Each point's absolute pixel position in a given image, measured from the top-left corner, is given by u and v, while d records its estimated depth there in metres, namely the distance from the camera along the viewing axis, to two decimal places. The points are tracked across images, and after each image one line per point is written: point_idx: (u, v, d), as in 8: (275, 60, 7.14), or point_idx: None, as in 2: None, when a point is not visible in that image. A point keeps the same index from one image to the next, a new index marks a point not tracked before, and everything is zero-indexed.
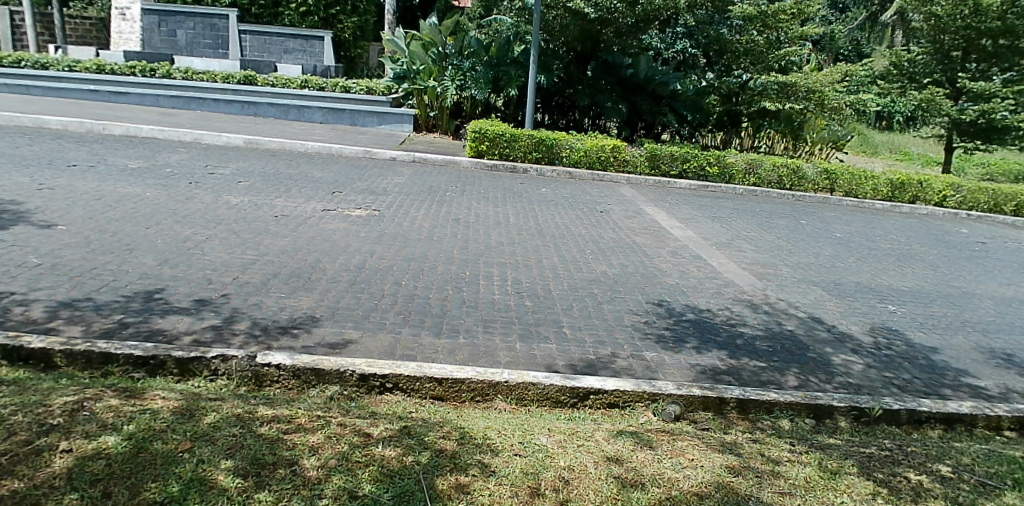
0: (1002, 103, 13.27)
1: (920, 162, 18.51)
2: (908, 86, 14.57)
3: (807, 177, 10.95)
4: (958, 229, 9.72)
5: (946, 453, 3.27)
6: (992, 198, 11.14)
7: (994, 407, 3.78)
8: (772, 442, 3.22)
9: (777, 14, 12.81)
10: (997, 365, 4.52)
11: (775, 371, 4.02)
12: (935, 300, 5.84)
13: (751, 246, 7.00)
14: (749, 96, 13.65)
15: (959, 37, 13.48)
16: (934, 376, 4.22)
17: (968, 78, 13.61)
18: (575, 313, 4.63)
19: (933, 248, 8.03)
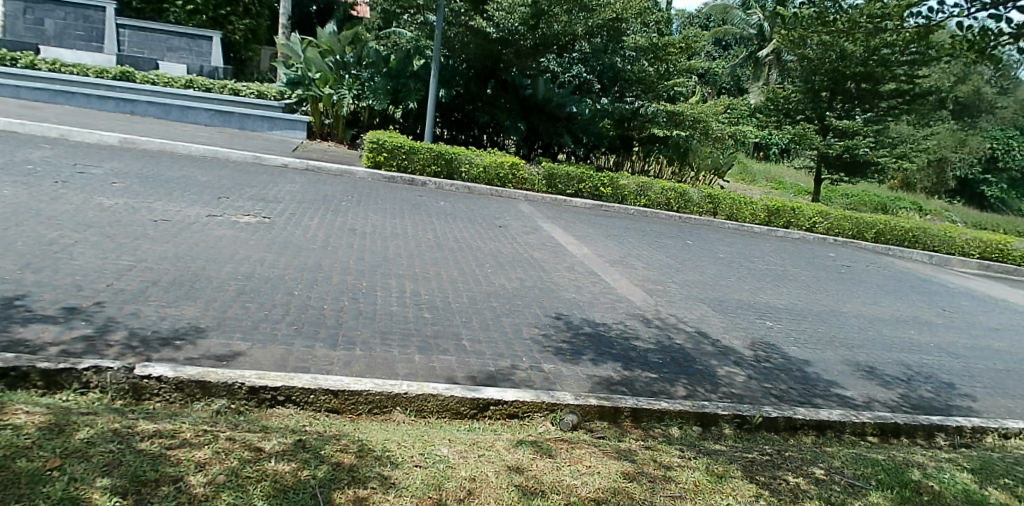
0: (863, 140, 14.80)
1: (792, 191, 20.20)
2: (784, 121, 15.94)
3: (692, 201, 11.71)
4: (825, 253, 10.77)
5: (818, 457, 3.57)
6: (854, 226, 12.37)
7: (859, 415, 4.14)
8: (663, 448, 3.38)
9: (667, 47, 13.88)
10: (861, 376, 4.98)
11: (667, 382, 4.21)
12: (807, 317, 6.37)
13: (642, 264, 7.36)
14: (641, 122, 14.46)
15: (828, 78, 14.96)
16: (807, 386, 4.58)
17: (834, 117, 15.09)
18: (474, 326, 4.65)
19: (803, 269, 8.79)
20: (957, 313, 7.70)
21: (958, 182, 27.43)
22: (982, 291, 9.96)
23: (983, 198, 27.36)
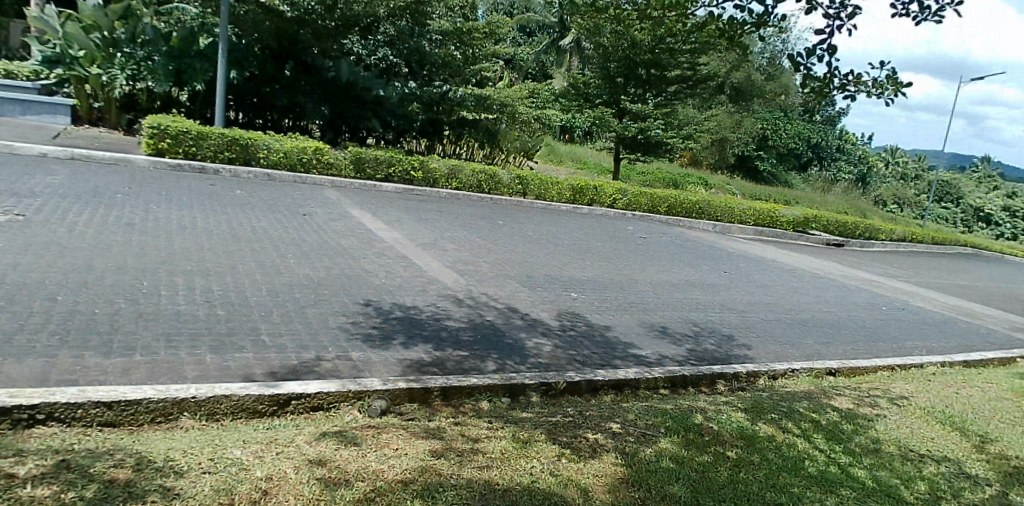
0: (654, 123, 16.18)
1: (596, 171, 21.74)
2: (584, 105, 16.98)
3: (502, 182, 12.14)
4: (625, 227, 11.75)
5: (615, 413, 3.88)
6: (650, 201, 13.62)
7: (652, 371, 4.54)
8: (472, 423, 3.48)
9: (472, 32, 14.28)
10: (655, 336, 5.49)
11: (477, 358, 4.33)
12: (607, 287, 6.88)
13: (453, 246, 7.48)
14: (449, 106, 14.65)
15: (621, 64, 16.09)
16: (608, 350, 4.95)
17: (628, 101, 16.30)
18: (274, 320, 4.43)
19: (605, 243, 9.49)
20: (733, 275, 8.69)
21: (737, 159, 31.19)
22: (755, 253, 11.44)
23: (758, 172, 31.76)
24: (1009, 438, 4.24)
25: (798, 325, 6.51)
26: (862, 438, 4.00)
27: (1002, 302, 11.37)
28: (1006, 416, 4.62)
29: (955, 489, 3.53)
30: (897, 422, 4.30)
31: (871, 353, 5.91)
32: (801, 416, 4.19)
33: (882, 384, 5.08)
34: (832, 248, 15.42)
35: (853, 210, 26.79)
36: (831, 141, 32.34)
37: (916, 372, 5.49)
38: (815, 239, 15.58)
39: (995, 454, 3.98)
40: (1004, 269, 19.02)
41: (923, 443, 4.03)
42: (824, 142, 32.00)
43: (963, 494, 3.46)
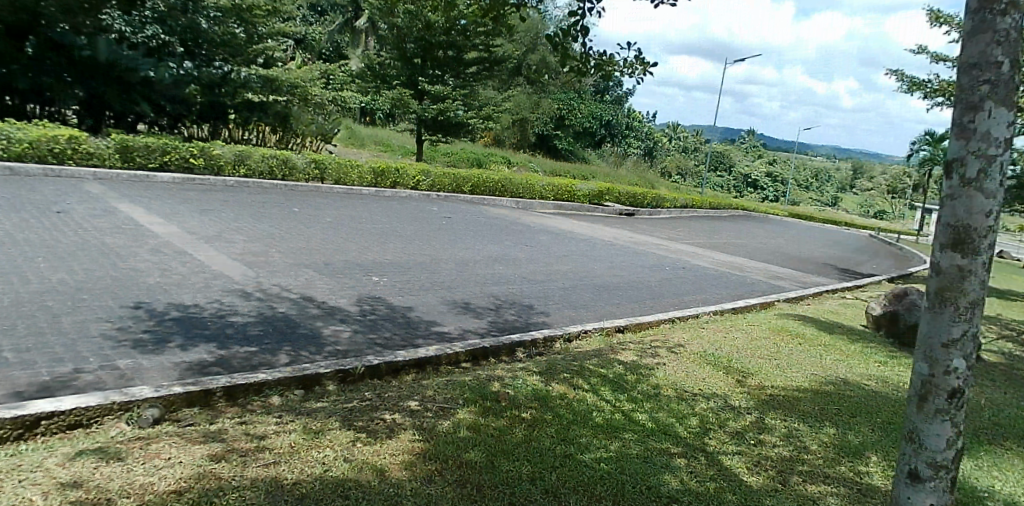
0: (453, 103, 17.81)
1: (399, 152, 22.39)
2: (382, 86, 17.81)
3: (297, 166, 12.07)
4: (429, 207, 12.23)
5: (415, 391, 3.96)
6: (454, 182, 14.59)
7: (453, 347, 4.69)
8: (259, 420, 3.38)
9: (252, 10, 14.06)
10: (457, 311, 5.68)
11: (267, 352, 4.18)
12: (409, 267, 6.98)
13: (241, 237, 7.18)
14: (232, 88, 14.08)
15: (417, 46, 17.28)
16: (410, 330, 5.03)
17: (427, 82, 17.50)
18: (14, 332, 3.93)
19: (408, 224, 9.73)
20: (532, 246, 9.31)
21: (536, 138, 32.05)
22: (557, 227, 12.31)
23: (556, 149, 32.86)
24: (763, 370, 4.96)
25: (591, 289, 7.13)
26: (645, 386, 4.44)
27: (764, 255, 13.31)
28: (761, 352, 5.41)
29: (722, 419, 4.03)
30: (674, 368, 4.84)
31: (656, 309, 6.61)
32: (591, 373, 4.56)
33: (662, 336, 5.68)
34: (623, 216, 17.89)
35: (642, 182, 30.01)
36: (620, 119, 35.99)
37: (693, 322, 6.25)
38: (608, 209, 18.02)
39: (754, 387, 4.59)
40: (764, 226, 22.42)
41: (695, 384, 4.56)
42: (614, 121, 35.41)
43: (726, 423, 3.96)
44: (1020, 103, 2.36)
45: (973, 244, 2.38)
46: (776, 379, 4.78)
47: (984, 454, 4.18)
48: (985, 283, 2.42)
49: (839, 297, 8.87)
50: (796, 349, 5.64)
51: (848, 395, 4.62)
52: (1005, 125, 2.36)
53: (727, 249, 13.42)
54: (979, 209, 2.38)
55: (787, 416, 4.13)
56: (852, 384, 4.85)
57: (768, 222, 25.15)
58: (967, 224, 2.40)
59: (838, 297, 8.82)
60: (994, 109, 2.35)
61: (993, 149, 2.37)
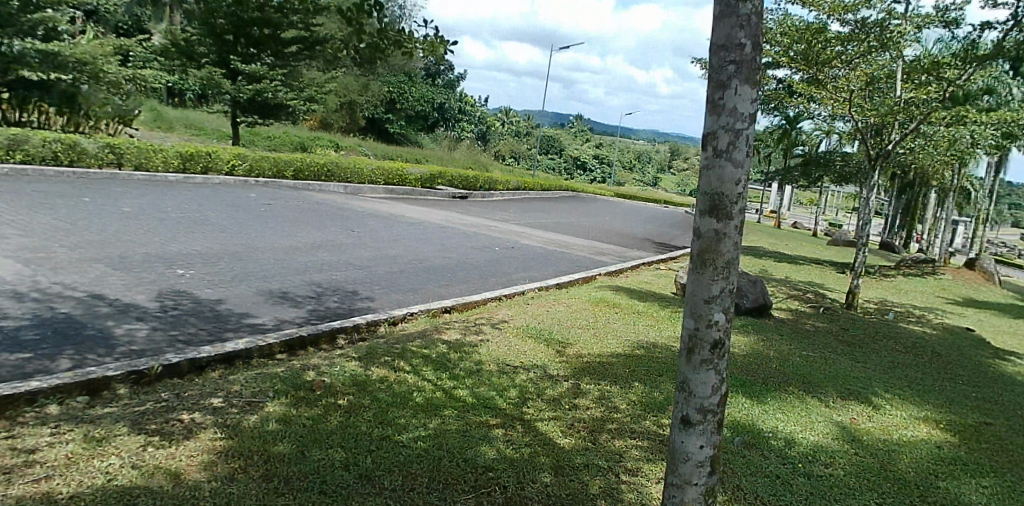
0: (270, 85, 17.35)
1: (215, 135, 21.42)
2: (188, 64, 17.00)
3: (88, 152, 11.66)
4: (247, 196, 11.93)
5: (220, 387, 3.75)
6: (272, 166, 14.87)
7: (266, 338, 4.50)
8: (29, 433, 3.03)
9: None
10: (274, 301, 5.46)
11: (43, 358, 3.75)
12: (222, 258, 6.62)
13: (15, 231, 6.43)
14: (5, 64, 12.79)
15: (229, 22, 16.29)
16: (219, 323, 4.75)
17: (240, 61, 16.95)
18: None
19: (220, 213, 9.41)
20: (360, 233, 9.52)
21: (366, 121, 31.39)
22: (388, 215, 12.44)
23: (387, 132, 32.51)
24: (581, 339, 5.30)
25: (419, 273, 7.29)
26: (467, 363, 4.53)
27: (593, 235, 14.43)
28: (581, 322, 5.78)
29: (540, 389, 4.24)
30: (497, 343, 5.01)
31: (485, 290, 6.86)
32: (413, 354, 4.58)
33: (488, 313, 5.89)
34: (455, 200, 19.30)
35: (476, 166, 31.01)
36: (452, 103, 37.00)
37: (519, 299, 6.54)
38: (440, 193, 19.34)
39: (571, 356, 4.87)
40: (595, 208, 24.03)
41: (517, 357, 4.74)
42: (447, 104, 36.32)
43: (544, 392, 4.18)
44: (760, 81, 2.62)
45: (726, 209, 2.64)
46: (592, 348, 5.10)
47: (770, 397, 4.97)
48: (738, 244, 2.69)
49: (655, 269, 9.97)
50: (613, 317, 6.09)
51: (656, 356, 5.08)
52: (749, 101, 2.62)
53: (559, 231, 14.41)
54: (729, 178, 2.65)
55: (600, 381, 4.45)
56: (661, 348, 5.33)
57: (600, 205, 26.92)
58: (720, 192, 2.66)
59: (655, 269, 9.95)
60: (739, 86, 2.60)
61: (739, 123, 2.63)
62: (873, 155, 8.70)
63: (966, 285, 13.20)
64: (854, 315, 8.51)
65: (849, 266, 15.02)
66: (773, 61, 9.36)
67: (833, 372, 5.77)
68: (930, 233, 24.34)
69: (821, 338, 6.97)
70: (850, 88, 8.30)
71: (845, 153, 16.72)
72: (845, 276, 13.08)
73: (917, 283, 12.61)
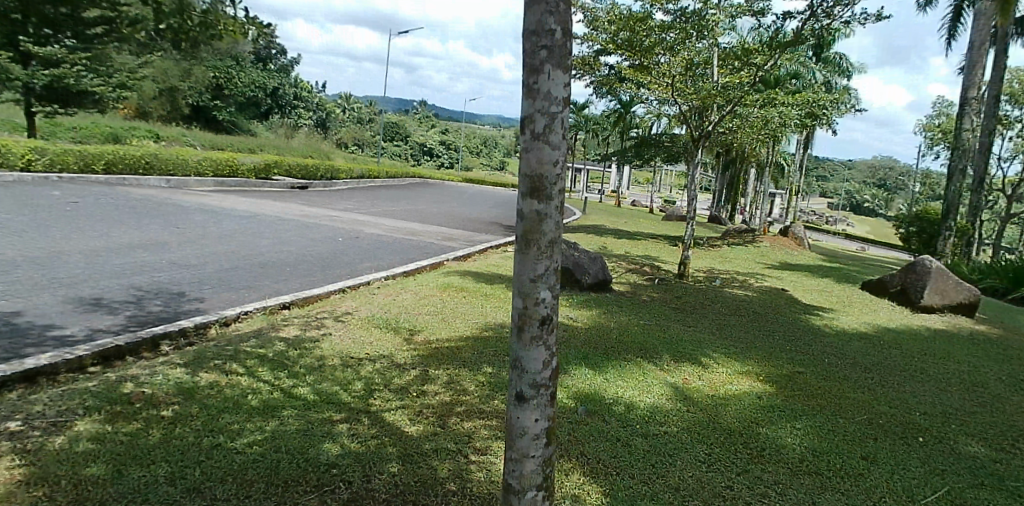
0: (71, 69, 16.22)
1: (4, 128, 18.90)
2: None
3: None
4: (48, 194, 10.73)
5: (18, 409, 3.36)
6: (81, 159, 13.93)
7: (76, 350, 4.08)
8: None
9: None
10: (86, 309, 4.96)
11: None
12: (19, 265, 5.91)
13: None
14: None
15: None
16: (17, 338, 4.22)
17: (32, 44, 15.54)
18: None
19: (14, 215, 8.39)
20: (184, 230, 8.92)
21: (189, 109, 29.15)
22: (219, 210, 11.70)
23: (215, 121, 30.32)
24: (429, 325, 5.46)
25: (253, 270, 6.93)
26: (308, 359, 4.41)
27: (443, 223, 14.73)
28: (428, 308, 5.96)
29: (387, 379, 4.25)
30: (342, 336, 4.97)
31: (327, 282, 6.75)
32: (249, 354, 4.39)
33: (333, 306, 5.85)
34: (293, 190, 19.08)
35: (316, 154, 30.05)
36: (287, 89, 35.73)
37: (364, 290, 6.59)
38: (277, 183, 19.00)
39: (419, 344, 4.95)
40: (443, 196, 24.17)
41: (362, 349, 4.74)
42: (280, 90, 35.07)
43: (391, 382, 4.18)
44: (571, 66, 2.71)
45: (545, 190, 2.72)
46: (441, 333, 5.26)
47: (610, 365, 5.35)
48: (558, 223, 2.79)
49: (500, 253, 11.00)
50: (461, 302, 6.42)
51: (501, 337, 5.35)
52: (561, 86, 2.71)
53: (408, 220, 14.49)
54: (547, 160, 2.72)
55: (449, 366, 4.55)
56: (505, 327, 5.70)
57: (449, 192, 27.17)
58: (539, 174, 2.74)
59: (501, 253, 10.91)
60: (551, 70, 2.68)
61: (554, 107, 2.71)
62: (695, 136, 9.62)
63: (778, 249, 14.88)
64: (685, 284, 9.29)
65: (681, 239, 16.39)
66: (603, 48, 9.84)
67: (665, 337, 6.31)
68: (748, 205, 27.21)
69: (656, 307, 7.58)
70: (671, 74, 8.98)
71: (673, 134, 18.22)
72: (679, 249, 14.26)
73: (739, 251, 14.01)
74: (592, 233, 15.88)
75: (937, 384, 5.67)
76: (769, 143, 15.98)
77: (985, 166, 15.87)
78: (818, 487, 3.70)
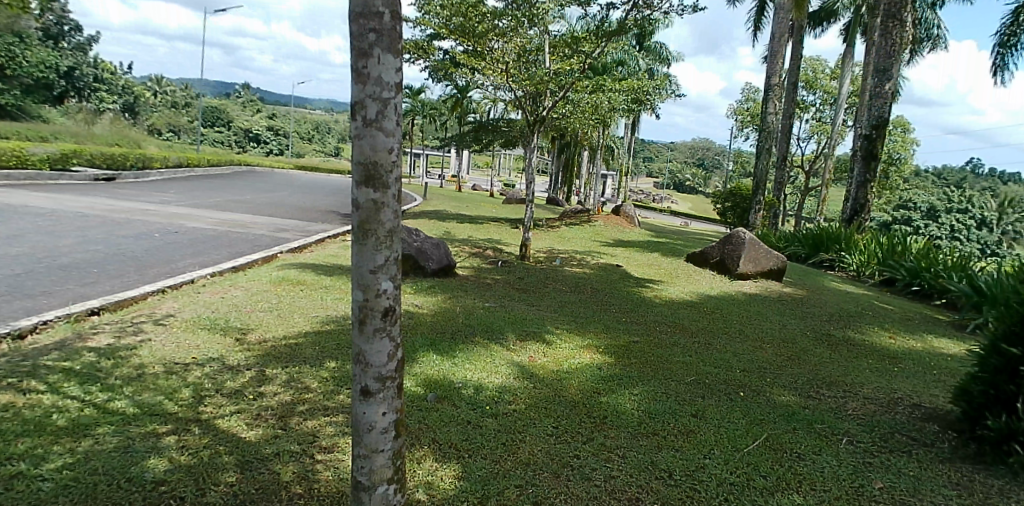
0: None
1: None
2: None
3: None
4: None
5: None
6: None
7: None
8: None
9: None
10: None
11: None
12: None
13: None
14: None
15: None
16: None
17: None
18: None
19: None
20: None
21: None
22: (3, 206, 10.20)
23: None
24: (263, 324, 5.56)
25: (56, 274, 6.38)
26: (124, 369, 4.24)
27: (278, 215, 14.09)
28: (264, 305, 6.15)
29: (219, 382, 4.21)
30: (162, 342, 4.86)
31: (144, 283, 6.47)
32: (52, 369, 4.09)
33: (148, 310, 5.64)
34: (99, 182, 17.21)
35: (123, 143, 27.03)
36: (84, 70, 31.67)
37: (187, 289, 6.50)
38: (79, 176, 16.95)
39: (252, 342, 5.05)
40: (275, 186, 22.84)
41: (188, 354, 4.66)
42: (77, 70, 31.02)
43: (224, 386, 4.15)
44: (401, 50, 2.66)
45: (380, 178, 2.66)
46: (275, 330, 5.41)
47: (457, 350, 5.46)
48: (396, 212, 2.74)
49: (339, 241, 11.25)
50: (297, 296, 6.66)
51: (340, 329, 5.55)
52: (392, 71, 2.65)
53: (236, 213, 13.68)
54: (381, 147, 2.66)
55: (287, 364, 4.64)
56: (345, 318, 5.90)
57: (282, 182, 25.69)
58: (374, 161, 2.66)
59: (339, 242, 11.13)
60: (380, 54, 2.61)
61: (385, 92, 2.64)
62: (531, 120, 10.25)
63: (611, 227, 15.92)
64: (526, 265, 9.68)
65: (523, 221, 16.96)
66: (436, 32, 9.72)
67: (510, 317, 6.56)
68: (583, 186, 28.71)
69: (500, 289, 7.85)
70: (505, 59, 9.41)
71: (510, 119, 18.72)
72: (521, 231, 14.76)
73: (577, 231, 14.79)
74: (434, 219, 15.95)
75: (753, 343, 6.38)
76: (599, 128, 16.98)
77: (785, 145, 18.05)
78: (656, 446, 4.02)
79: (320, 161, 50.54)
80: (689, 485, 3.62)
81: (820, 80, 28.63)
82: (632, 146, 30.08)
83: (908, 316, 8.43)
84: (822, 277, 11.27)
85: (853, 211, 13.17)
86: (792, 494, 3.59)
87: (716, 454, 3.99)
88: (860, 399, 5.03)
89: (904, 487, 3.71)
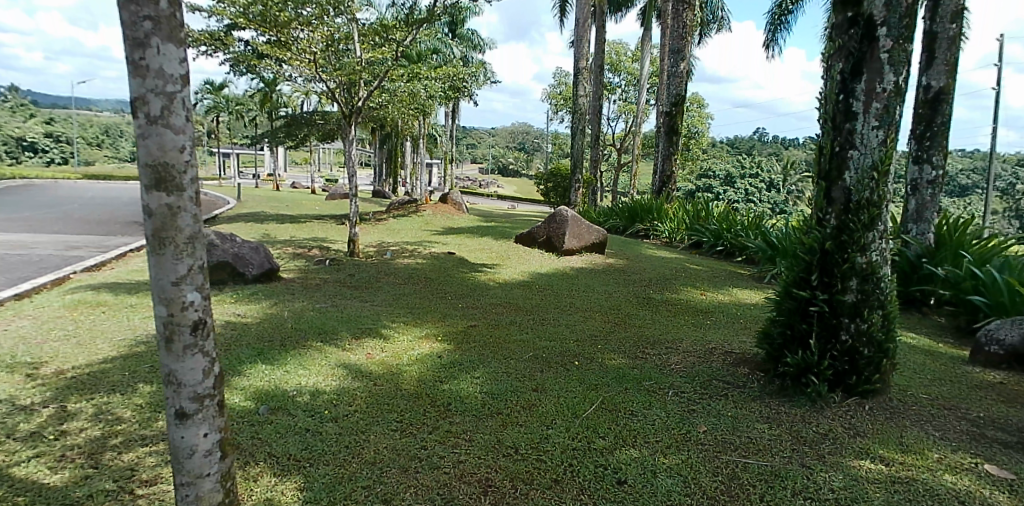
0: None
1: None
2: None
3: None
4: None
5: None
6: None
7: None
8: None
9: None
10: None
11: None
12: None
13: None
14: None
15: None
16: None
17: None
18: None
19: None
20: None
21: None
22: None
23: None
24: (57, 354, 4.88)
25: None
26: None
27: (62, 232, 12.30)
28: (58, 333, 5.39)
29: (10, 427, 3.70)
30: None
31: None
32: None
33: None
34: None
35: None
36: None
37: None
38: None
39: (47, 377, 4.39)
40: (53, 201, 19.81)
41: None
42: None
43: (16, 430, 3.64)
44: (185, 39, 2.42)
45: (173, 181, 2.41)
46: (75, 360, 4.73)
47: (287, 357, 5.18)
48: (196, 216, 2.50)
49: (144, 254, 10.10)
50: (100, 319, 5.90)
51: (152, 348, 5.03)
52: (176, 62, 2.39)
53: (7, 234, 11.71)
54: (171, 146, 2.41)
55: (92, 394, 4.13)
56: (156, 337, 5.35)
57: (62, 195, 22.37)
58: (163, 162, 2.40)
59: (144, 256, 10.03)
60: (161, 45, 2.34)
61: (170, 86, 2.39)
62: (347, 112, 9.85)
63: (441, 216, 15.97)
64: (356, 262, 9.39)
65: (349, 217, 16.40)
66: (232, 22, 9.03)
67: (343, 316, 6.35)
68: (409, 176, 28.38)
69: (331, 289, 7.55)
70: (312, 50, 9.08)
71: (324, 112, 17.95)
72: (348, 227, 14.28)
73: (406, 222, 14.62)
74: (252, 222, 14.87)
75: (580, 315, 6.76)
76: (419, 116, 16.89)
77: (597, 126, 19.31)
78: (501, 425, 4.13)
79: (112, 169, 44.80)
80: (536, 457, 3.77)
81: (624, 62, 31.09)
82: (454, 134, 30.35)
83: (715, 274, 9.49)
84: (640, 246, 12.25)
85: (661, 183, 14.44)
86: (629, 449, 3.88)
87: (558, 423, 4.19)
88: (680, 353, 5.56)
89: (723, 426, 4.17)
